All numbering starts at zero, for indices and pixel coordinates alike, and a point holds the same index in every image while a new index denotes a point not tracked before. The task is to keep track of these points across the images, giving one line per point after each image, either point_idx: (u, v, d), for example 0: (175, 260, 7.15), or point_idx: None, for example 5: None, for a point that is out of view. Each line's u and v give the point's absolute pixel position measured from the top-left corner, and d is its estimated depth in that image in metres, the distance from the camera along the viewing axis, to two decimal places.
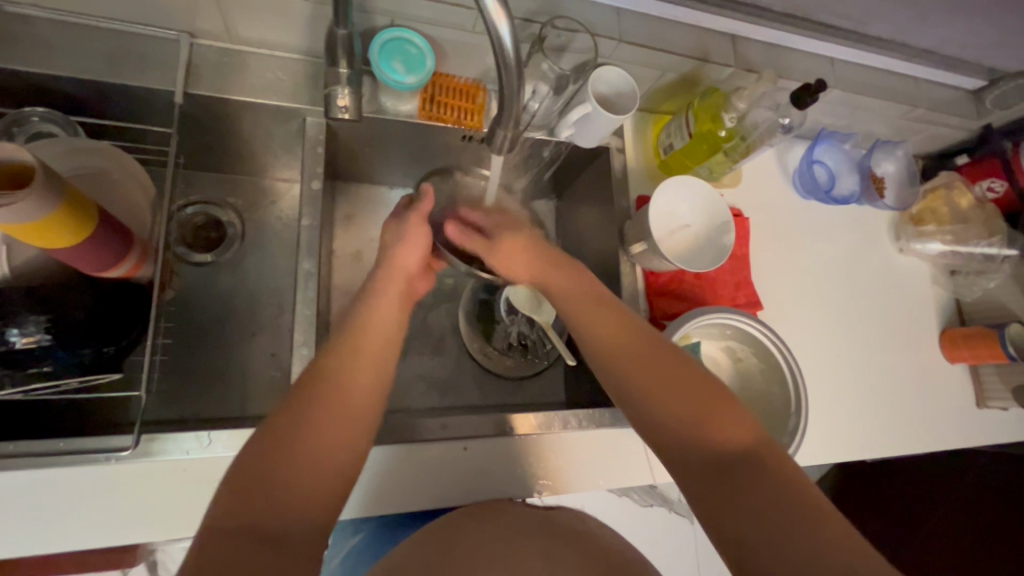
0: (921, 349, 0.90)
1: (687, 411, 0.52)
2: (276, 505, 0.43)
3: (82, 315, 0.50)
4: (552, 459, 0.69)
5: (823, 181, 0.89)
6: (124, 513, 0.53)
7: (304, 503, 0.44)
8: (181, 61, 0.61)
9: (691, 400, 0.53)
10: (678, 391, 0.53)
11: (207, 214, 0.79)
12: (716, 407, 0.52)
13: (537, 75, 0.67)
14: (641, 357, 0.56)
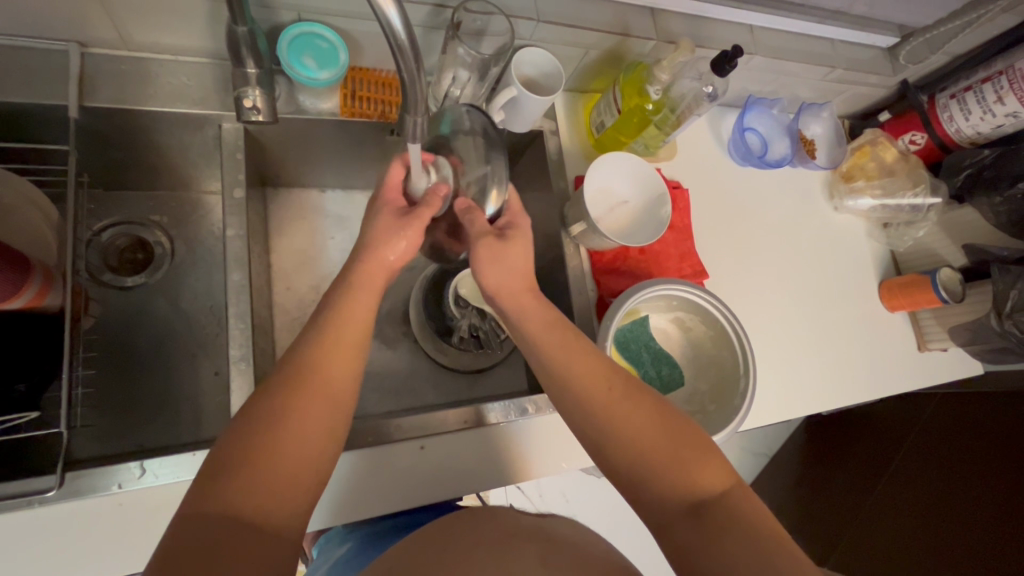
0: (862, 301, 0.93)
1: (636, 431, 0.51)
2: (254, 487, 0.41)
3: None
4: (514, 445, 0.68)
5: (755, 147, 0.91)
6: (53, 560, 0.50)
7: (287, 488, 0.43)
8: (73, 74, 0.57)
9: (639, 420, 0.51)
10: (626, 412, 0.52)
11: (130, 235, 0.74)
12: (665, 426, 0.51)
13: (455, 62, 0.66)
14: (583, 380, 0.54)
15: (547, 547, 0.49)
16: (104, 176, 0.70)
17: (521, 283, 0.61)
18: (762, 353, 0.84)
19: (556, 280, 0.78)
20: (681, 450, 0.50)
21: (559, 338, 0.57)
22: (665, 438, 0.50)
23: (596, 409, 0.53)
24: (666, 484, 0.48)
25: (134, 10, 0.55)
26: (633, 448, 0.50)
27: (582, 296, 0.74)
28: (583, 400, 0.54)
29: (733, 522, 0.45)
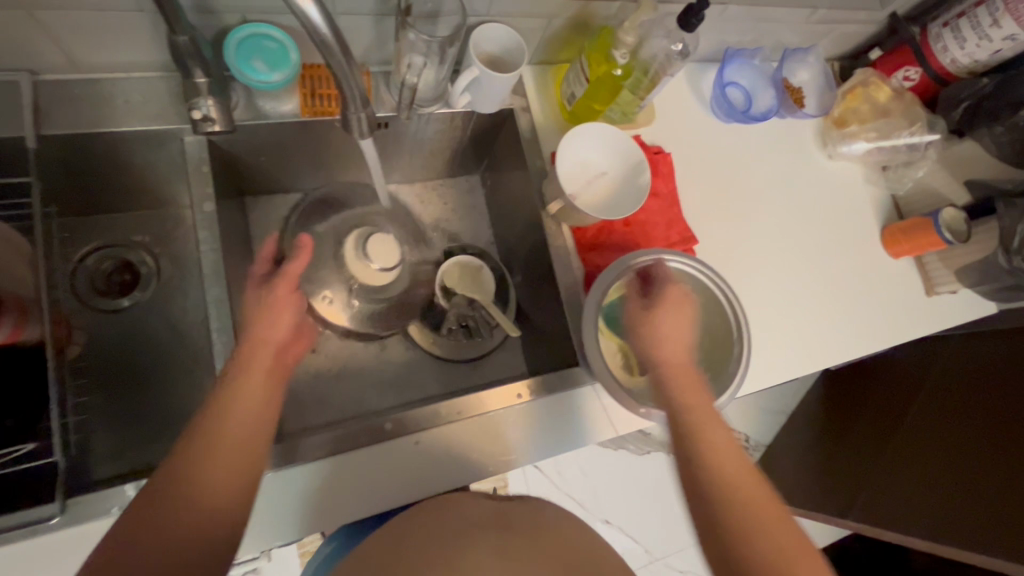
0: (864, 250, 0.90)
1: (753, 499, 0.52)
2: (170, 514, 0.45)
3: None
4: (497, 435, 0.68)
5: (739, 102, 0.88)
6: None
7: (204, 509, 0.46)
8: (25, 105, 0.56)
9: (748, 475, 0.53)
10: (747, 478, 0.53)
11: (114, 258, 0.75)
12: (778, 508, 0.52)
13: (408, 48, 0.62)
14: (719, 454, 0.54)
15: (507, 538, 0.57)
16: (82, 202, 0.70)
17: (680, 337, 0.62)
18: (762, 314, 0.82)
19: (542, 260, 0.76)
20: (784, 530, 0.50)
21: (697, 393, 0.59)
22: (775, 519, 0.51)
23: (721, 471, 0.53)
24: (767, 563, 0.48)
25: (77, 31, 0.54)
26: (742, 522, 0.50)
27: (568, 276, 0.73)
28: (705, 452, 0.55)
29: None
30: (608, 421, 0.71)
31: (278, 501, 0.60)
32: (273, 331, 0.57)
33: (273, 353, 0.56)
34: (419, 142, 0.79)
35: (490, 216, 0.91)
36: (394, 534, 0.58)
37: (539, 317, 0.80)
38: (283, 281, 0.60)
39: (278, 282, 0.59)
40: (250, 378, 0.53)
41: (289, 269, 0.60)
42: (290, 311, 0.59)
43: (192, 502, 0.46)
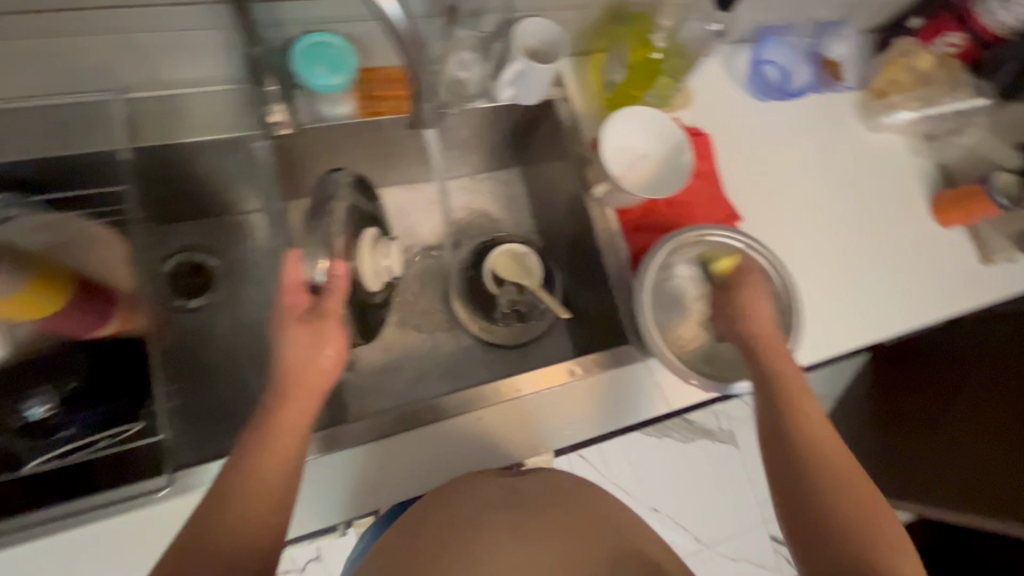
0: (912, 221, 0.89)
1: (848, 479, 0.56)
2: (227, 528, 0.48)
3: (78, 387, 0.53)
4: (545, 412, 0.70)
5: (775, 79, 0.88)
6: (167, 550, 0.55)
7: (247, 527, 0.48)
8: (117, 119, 0.62)
9: (844, 461, 0.57)
10: (837, 459, 0.57)
11: (189, 261, 0.81)
12: (868, 490, 0.56)
13: (457, 46, 0.65)
14: (814, 440, 0.58)
15: (524, 520, 0.55)
16: (160, 210, 0.76)
17: (768, 326, 0.66)
18: (812, 288, 0.81)
19: (587, 244, 0.79)
20: (874, 509, 0.54)
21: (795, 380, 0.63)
22: (866, 497, 0.55)
23: (821, 453, 0.57)
24: (858, 538, 0.52)
25: (160, 49, 0.59)
26: (833, 502, 0.54)
27: (614, 257, 0.75)
28: (802, 437, 0.58)
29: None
30: (661, 395, 0.73)
31: (353, 476, 0.64)
32: (317, 376, 0.55)
33: (313, 395, 0.55)
34: (463, 136, 0.83)
35: (531, 207, 0.94)
36: (418, 518, 0.57)
37: (586, 300, 0.82)
38: (331, 321, 0.56)
39: (325, 321, 0.56)
40: (289, 411, 0.53)
41: (332, 306, 0.57)
42: (339, 349, 0.57)
43: (235, 517, 0.48)
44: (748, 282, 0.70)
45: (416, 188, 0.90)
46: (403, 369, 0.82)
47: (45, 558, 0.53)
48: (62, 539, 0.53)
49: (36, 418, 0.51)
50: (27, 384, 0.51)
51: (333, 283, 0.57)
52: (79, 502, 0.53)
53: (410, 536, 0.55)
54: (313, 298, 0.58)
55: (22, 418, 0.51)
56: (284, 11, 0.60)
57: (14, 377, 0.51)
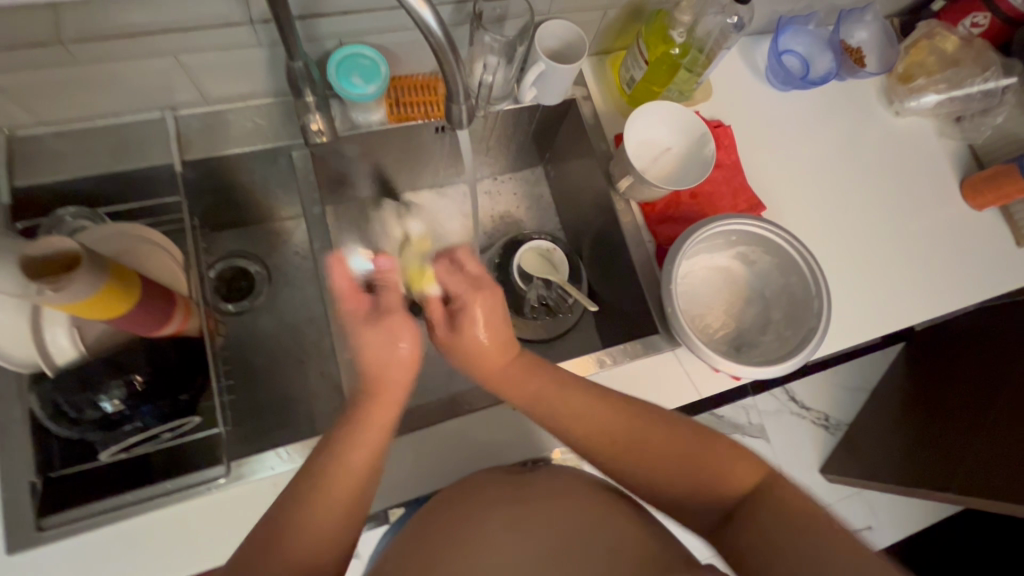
0: (942, 204, 0.88)
1: (672, 481, 0.55)
2: (291, 527, 0.47)
3: (144, 384, 0.55)
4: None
5: (796, 69, 0.89)
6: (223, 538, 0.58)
7: (313, 525, 0.47)
8: (171, 135, 0.67)
9: (657, 446, 0.56)
10: (637, 443, 0.56)
11: (234, 267, 0.85)
12: (694, 441, 0.56)
13: (483, 50, 0.69)
14: (587, 444, 0.58)
15: (519, 509, 0.55)
16: (206, 220, 0.81)
17: (493, 348, 0.61)
18: (840, 275, 0.81)
19: (613, 238, 0.81)
20: (712, 453, 0.55)
21: (550, 400, 0.59)
22: (698, 453, 0.55)
23: (616, 456, 0.56)
24: (689, 488, 0.54)
25: (208, 69, 0.64)
26: (668, 478, 0.55)
27: (640, 250, 0.76)
28: (592, 443, 0.57)
29: (775, 517, 0.49)
30: (691, 384, 0.73)
31: (395, 464, 0.68)
32: (394, 380, 0.56)
33: (388, 403, 0.56)
34: (488, 138, 0.86)
35: (556, 205, 0.96)
36: (424, 520, 0.58)
37: (613, 293, 0.84)
38: (394, 315, 0.57)
39: (389, 315, 0.57)
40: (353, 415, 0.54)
41: (390, 300, 0.58)
42: (412, 338, 0.57)
43: (304, 519, 0.47)
44: (469, 307, 0.60)
45: (443, 191, 0.93)
46: (437, 364, 0.86)
47: (111, 546, 0.56)
48: (128, 527, 0.57)
49: (108, 412, 0.54)
50: (98, 381, 0.53)
51: (384, 280, 0.60)
52: (146, 488, 0.56)
53: (415, 533, 0.57)
54: (369, 299, 0.59)
55: (95, 410, 0.53)
56: (321, 27, 0.63)
57: (85, 375, 0.53)
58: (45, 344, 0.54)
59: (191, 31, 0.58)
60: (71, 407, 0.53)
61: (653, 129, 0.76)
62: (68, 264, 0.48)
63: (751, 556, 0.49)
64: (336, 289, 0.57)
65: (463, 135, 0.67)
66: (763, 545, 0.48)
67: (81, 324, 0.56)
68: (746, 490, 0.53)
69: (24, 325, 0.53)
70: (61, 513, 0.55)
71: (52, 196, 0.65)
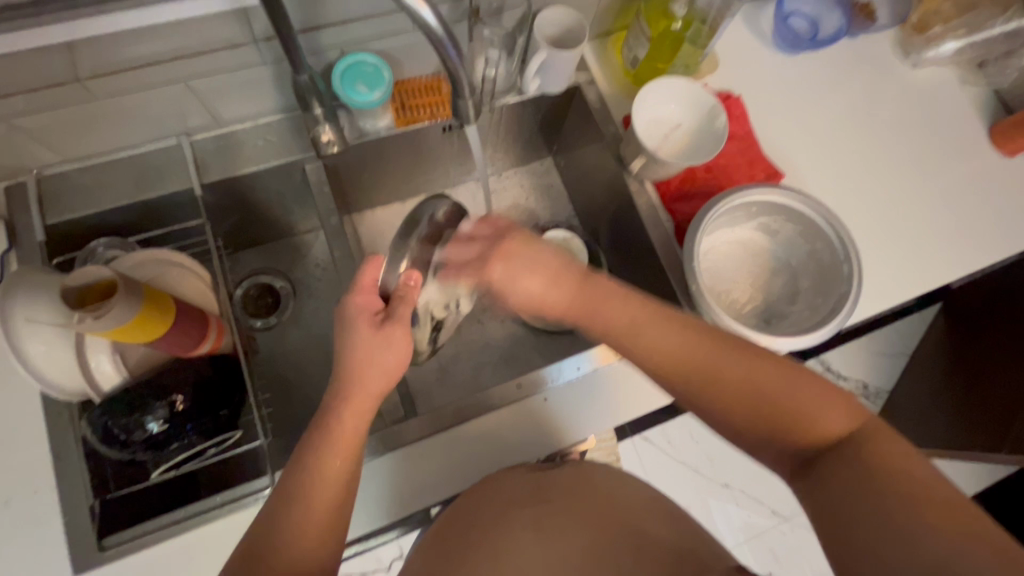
0: (973, 155, 0.85)
1: (759, 409, 0.51)
2: (285, 535, 0.47)
3: (185, 404, 0.58)
4: (604, 390, 0.73)
5: (804, 31, 0.86)
6: None
7: (303, 534, 0.47)
8: (189, 161, 0.69)
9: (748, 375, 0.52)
10: (731, 380, 0.52)
11: (258, 284, 0.87)
12: (794, 381, 0.51)
13: (483, 44, 0.69)
14: (679, 363, 0.54)
15: (542, 510, 0.55)
16: (229, 240, 0.83)
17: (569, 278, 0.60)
18: (868, 236, 0.79)
19: (630, 221, 0.80)
20: (805, 399, 0.50)
21: (646, 327, 0.56)
22: (793, 397, 0.51)
23: (714, 396, 0.53)
24: (782, 436, 0.51)
25: (217, 91, 0.65)
26: (762, 425, 0.51)
27: (658, 230, 0.75)
28: (675, 370, 0.54)
29: (863, 466, 0.46)
30: None
31: (430, 463, 0.68)
32: (377, 377, 0.54)
33: (370, 396, 0.54)
34: (494, 134, 0.86)
35: (568, 194, 0.96)
36: (446, 528, 0.58)
37: (634, 276, 0.83)
38: (399, 327, 0.55)
39: (393, 326, 0.55)
40: None
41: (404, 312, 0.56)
42: (403, 350, 0.56)
43: (291, 529, 0.47)
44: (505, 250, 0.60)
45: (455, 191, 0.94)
46: (463, 363, 0.88)
47: (164, 562, 0.58)
48: (178, 544, 0.58)
49: (155, 432, 0.56)
50: (143, 403, 0.56)
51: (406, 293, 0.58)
52: (196, 504, 0.58)
53: (443, 543, 0.56)
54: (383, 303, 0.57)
55: (143, 432, 0.56)
56: (322, 38, 0.64)
57: (130, 399, 0.56)
58: (91, 370, 0.57)
59: (200, 55, 0.59)
60: (120, 430, 0.55)
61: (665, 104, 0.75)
62: (108, 291, 0.51)
63: (831, 505, 0.46)
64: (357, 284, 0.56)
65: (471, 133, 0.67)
66: (847, 505, 0.45)
67: (123, 349, 0.59)
68: (836, 436, 0.49)
69: (70, 355, 0.55)
70: (116, 534, 0.57)
71: (80, 230, 0.67)
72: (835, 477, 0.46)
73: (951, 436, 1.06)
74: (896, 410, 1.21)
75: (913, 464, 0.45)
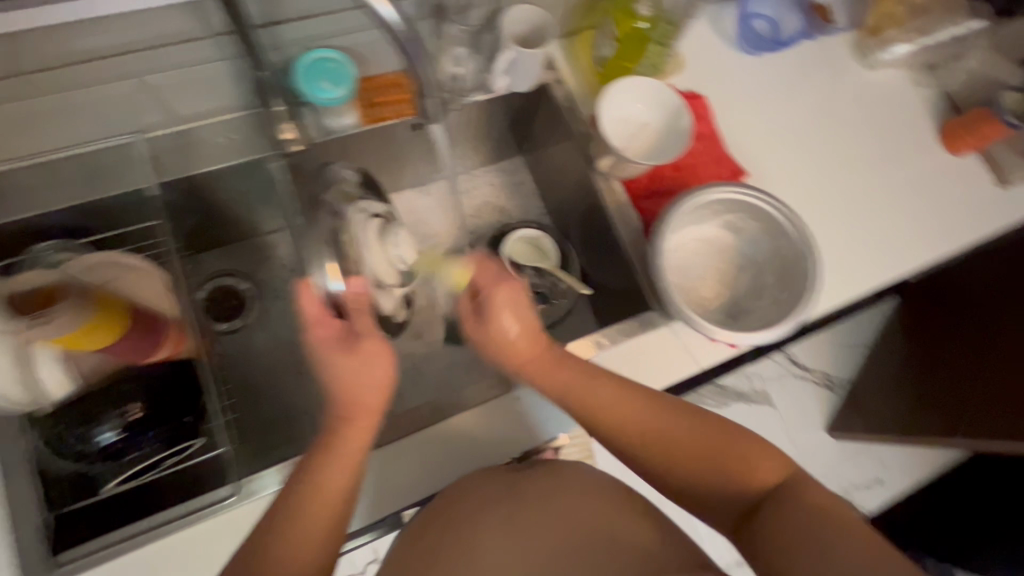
0: (923, 154, 0.88)
1: (694, 466, 0.57)
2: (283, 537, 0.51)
3: (140, 414, 0.58)
4: None
5: (766, 32, 0.89)
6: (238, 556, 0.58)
7: (306, 537, 0.52)
8: (144, 160, 0.65)
9: (683, 434, 0.59)
10: (671, 441, 0.58)
11: (223, 286, 0.85)
12: (728, 439, 0.58)
13: (451, 43, 0.70)
14: (625, 421, 0.60)
15: (515, 509, 0.55)
16: (191, 241, 0.81)
17: (528, 346, 0.66)
18: (828, 234, 0.81)
19: (600, 219, 0.80)
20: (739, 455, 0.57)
21: (595, 388, 0.62)
22: (730, 456, 0.57)
23: (658, 455, 0.59)
24: (722, 491, 0.56)
25: None
26: (710, 485, 0.57)
27: (627, 228, 0.76)
28: (623, 433, 0.60)
29: (794, 514, 0.51)
30: (689, 354, 0.73)
31: (400, 465, 0.67)
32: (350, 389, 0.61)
33: (358, 404, 0.61)
34: (465, 132, 0.86)
35: (538, 192, 0.96)
36: (419, 531, 0.57)
37: (604, 273, 0.84)
38: (367, 341, 0.61)
39: (362, 343, 0.61)
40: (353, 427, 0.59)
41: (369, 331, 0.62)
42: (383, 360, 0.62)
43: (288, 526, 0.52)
44: (495, 302, 0.67)
45: (426, 189, 0.93)
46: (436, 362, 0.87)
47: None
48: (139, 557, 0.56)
49: (108, 444, 0.57)
50: (97, 415, 0.57)
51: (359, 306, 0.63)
52: (159, 514, 0.57)
53: (417, 545, 0.55)
54: (341, 324, 0.62)
55: (96, 443, 0.56)
56: None
57: (84, 411, 0.57)
58: (36, 381, 0.54)
59: None
60: (73, 441, 0.56)
61: (634, 104, 0.76)
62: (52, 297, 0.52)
63: (766, 555, 0.51)
64: (307, 317, 0.61)
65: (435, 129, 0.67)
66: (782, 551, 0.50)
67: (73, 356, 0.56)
68: (769, 487, 0.55)
69: (10, 368, 0.52)
70: (73, 548, 0.55)
71: (26, 232, 0.64)
72: (774, 525, 0.52)
73: (896, 422, 1.12)
74: (860, 400, 1.24)
75: (833, 510, 0.51)
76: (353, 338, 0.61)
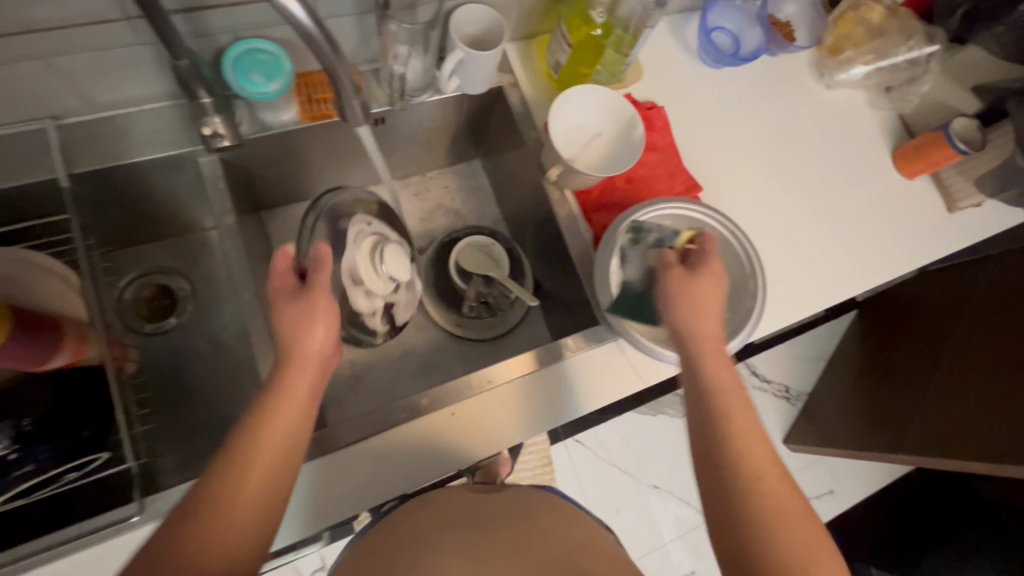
0: (876, 175, 0.88)
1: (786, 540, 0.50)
2: (211, 523, 0.46)
3: (32, 425, 0.55)
4: (518, 402, 0.69)
5: (727, 46, 0.88)
6: None
7: (236, 522, 0.47)
8: (53, 148, 0.61)
9: (790, 509, 0.52)
10: (780, 508, 0.51)
11: (153, 284, 0.80)
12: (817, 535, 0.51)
13: (392, 40, 0.64)
14: (750, 456, 0.54)
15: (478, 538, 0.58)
16: (116, 236, 0.75)
17: (713, 329, 0.62)
18: (780, 254, 0.81)
19: (552, 229, 0.78)
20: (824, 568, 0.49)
21: (730, 407, 0.58)
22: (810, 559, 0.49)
23: (754, 508, 0.51)
24: None
25: (87, 71, 0.58)
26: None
27: (577, 240, 0.74)
28: (740, 467, 0.54)
29: None
30: (635, 371, 0.72)
31: (329, 483, 0.63)
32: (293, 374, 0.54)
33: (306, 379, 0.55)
34: (418, 133, 0.83)
35: (495, 197, 0.93)
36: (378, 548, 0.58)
37: (556, 284, 0.82)
38: (319, 297, 0.57)
39: (313, 295, 0.57)
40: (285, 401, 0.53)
41: (319, 281, 0.57)
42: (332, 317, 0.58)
43: (210, 516, 0.46)
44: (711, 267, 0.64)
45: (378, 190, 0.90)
46: (381, 370, 0.84)
47: None
48: None
49: None
50: None
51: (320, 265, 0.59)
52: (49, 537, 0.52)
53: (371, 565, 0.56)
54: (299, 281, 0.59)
55: None
56: (209, 21, 0.58)
57: None
58: None
59: (56, 31, 0.52)
60: None
61: (587, 116, 0.74)
62: None
63: None
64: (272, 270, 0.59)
65: (363, 133, 0.63)
66: None
67: None
68: None
69: None
70: None
71: None
72: None
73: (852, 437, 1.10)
74: (817, 415, 1.24)
75: None
76: (307, 285, 0.57)
